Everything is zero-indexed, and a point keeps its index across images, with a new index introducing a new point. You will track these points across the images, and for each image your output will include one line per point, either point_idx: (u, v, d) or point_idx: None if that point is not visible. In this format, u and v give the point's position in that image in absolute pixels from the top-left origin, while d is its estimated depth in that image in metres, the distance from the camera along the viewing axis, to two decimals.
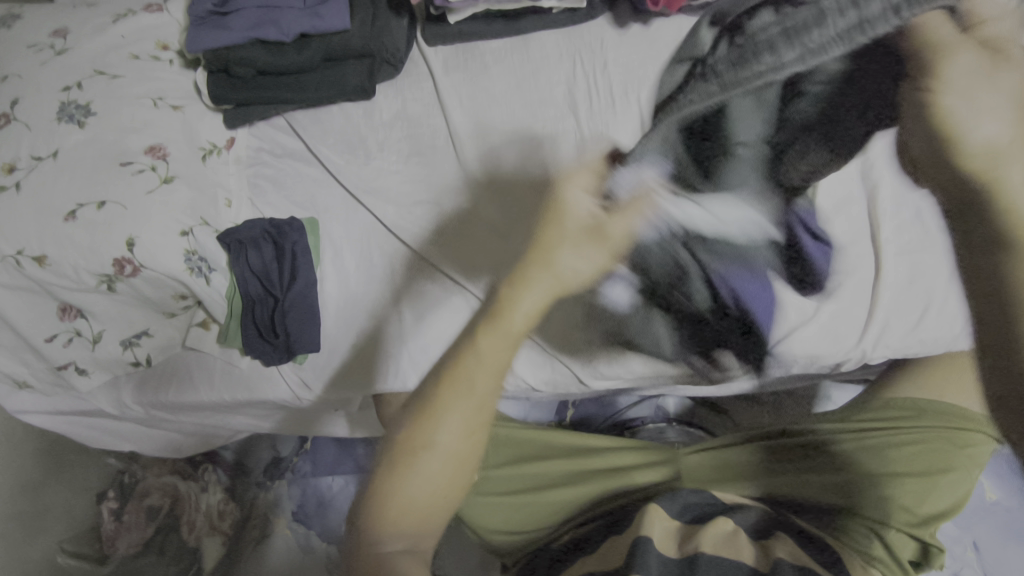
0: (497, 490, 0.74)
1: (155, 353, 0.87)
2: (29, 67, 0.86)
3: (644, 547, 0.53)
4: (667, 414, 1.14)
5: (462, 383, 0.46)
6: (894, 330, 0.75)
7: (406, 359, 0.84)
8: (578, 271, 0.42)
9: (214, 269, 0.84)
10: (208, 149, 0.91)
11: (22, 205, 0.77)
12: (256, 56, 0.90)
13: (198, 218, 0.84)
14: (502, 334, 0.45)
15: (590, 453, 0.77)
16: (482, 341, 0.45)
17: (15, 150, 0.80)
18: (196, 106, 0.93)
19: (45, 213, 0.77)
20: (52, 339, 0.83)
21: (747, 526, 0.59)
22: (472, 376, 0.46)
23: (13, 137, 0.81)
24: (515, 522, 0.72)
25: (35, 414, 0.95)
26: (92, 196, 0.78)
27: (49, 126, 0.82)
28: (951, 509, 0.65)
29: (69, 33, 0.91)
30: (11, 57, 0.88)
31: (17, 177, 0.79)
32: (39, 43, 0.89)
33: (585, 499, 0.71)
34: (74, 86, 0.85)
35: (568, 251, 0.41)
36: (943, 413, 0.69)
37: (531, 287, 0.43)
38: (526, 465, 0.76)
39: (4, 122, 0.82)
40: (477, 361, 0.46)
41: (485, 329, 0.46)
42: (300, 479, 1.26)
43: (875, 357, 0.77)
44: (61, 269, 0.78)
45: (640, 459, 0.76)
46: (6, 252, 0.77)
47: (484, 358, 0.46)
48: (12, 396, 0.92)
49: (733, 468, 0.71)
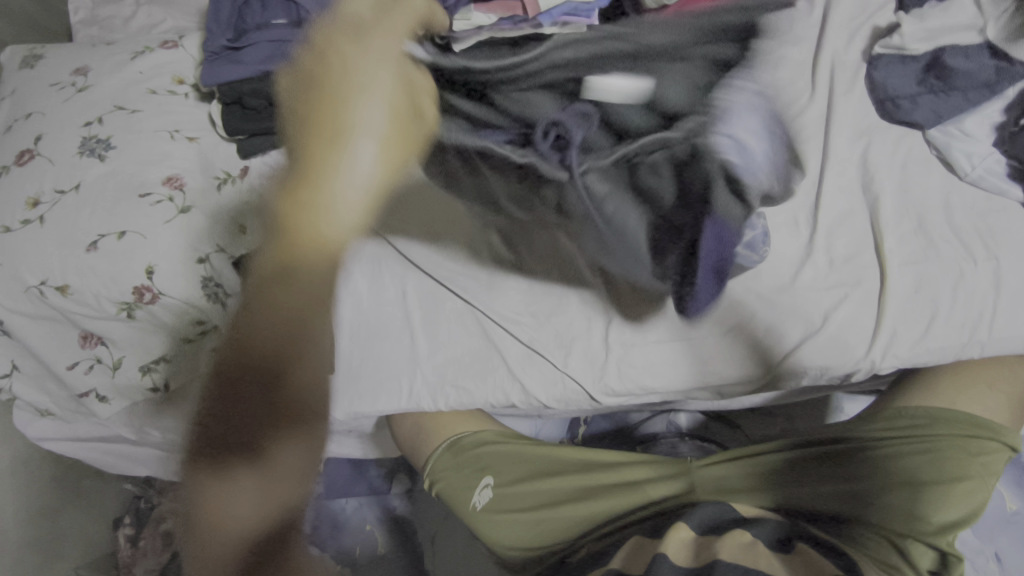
0: (511, 506, 0.74)
1: (170, 379, 0.87)
2: (53, 105, 0.90)
3: (661, 561, 0.54)
4: (679, 429, 1.13)
5: (277, 347, 0.41)
6: (903, 339, 0.72)
7: (417, 378, 0.85)
8: (370, 168, 0.40)
9: (231, 295, 0.84)
10: (223, 178, 0.92)
11: (46, 237, 0.80)
12: (269, 88, 0.92)
13: (215, 245, 0.84)
14: (310, 262, 0.40)
15: (603, 467, 0.77)
16: (285, 285, 0.40)
17: (41, 185, 0.84)
18: (211, 138, 0.94)
19: (69, 244, 0.80)
20: (73, 366, 0.85)
21: (765, 538, 0.59)
22: (280, 336, 0.41)
23: (38, 172, 0.84)
24: (530, 538, 0.72)
25: (57, 441, 0.97)
26: (113, 227, 0.81)
27: (72, 160, 0.85)
28: (962, 520, 0.62)
29: (89, 71, 0.94)
30: (35, 96, 0.92)
31: (41, 211, 0.82)
32: (62, 81, 0.93)
33: (599, 515, 0.72)
34: (95, 121, 0.89)
35: (362, 135, 0.40)
36: (954, 421, 0.68)
37: (322, 186, 0.40)
38: (540, 481, 0.76)
39: (29, 158, 0.86)
40: (293, 316, 0.41)
41: (284, 263, 0.40)
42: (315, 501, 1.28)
43: (884, 368, 0.74)
44: (83, 297, 0.80)
45: (654, 472, 0.76)
46: (31, 283, 0.80)
47: (305, 311, 0.41)
48: (35, 423, 0.94)
49: (744, 480, 0.71)
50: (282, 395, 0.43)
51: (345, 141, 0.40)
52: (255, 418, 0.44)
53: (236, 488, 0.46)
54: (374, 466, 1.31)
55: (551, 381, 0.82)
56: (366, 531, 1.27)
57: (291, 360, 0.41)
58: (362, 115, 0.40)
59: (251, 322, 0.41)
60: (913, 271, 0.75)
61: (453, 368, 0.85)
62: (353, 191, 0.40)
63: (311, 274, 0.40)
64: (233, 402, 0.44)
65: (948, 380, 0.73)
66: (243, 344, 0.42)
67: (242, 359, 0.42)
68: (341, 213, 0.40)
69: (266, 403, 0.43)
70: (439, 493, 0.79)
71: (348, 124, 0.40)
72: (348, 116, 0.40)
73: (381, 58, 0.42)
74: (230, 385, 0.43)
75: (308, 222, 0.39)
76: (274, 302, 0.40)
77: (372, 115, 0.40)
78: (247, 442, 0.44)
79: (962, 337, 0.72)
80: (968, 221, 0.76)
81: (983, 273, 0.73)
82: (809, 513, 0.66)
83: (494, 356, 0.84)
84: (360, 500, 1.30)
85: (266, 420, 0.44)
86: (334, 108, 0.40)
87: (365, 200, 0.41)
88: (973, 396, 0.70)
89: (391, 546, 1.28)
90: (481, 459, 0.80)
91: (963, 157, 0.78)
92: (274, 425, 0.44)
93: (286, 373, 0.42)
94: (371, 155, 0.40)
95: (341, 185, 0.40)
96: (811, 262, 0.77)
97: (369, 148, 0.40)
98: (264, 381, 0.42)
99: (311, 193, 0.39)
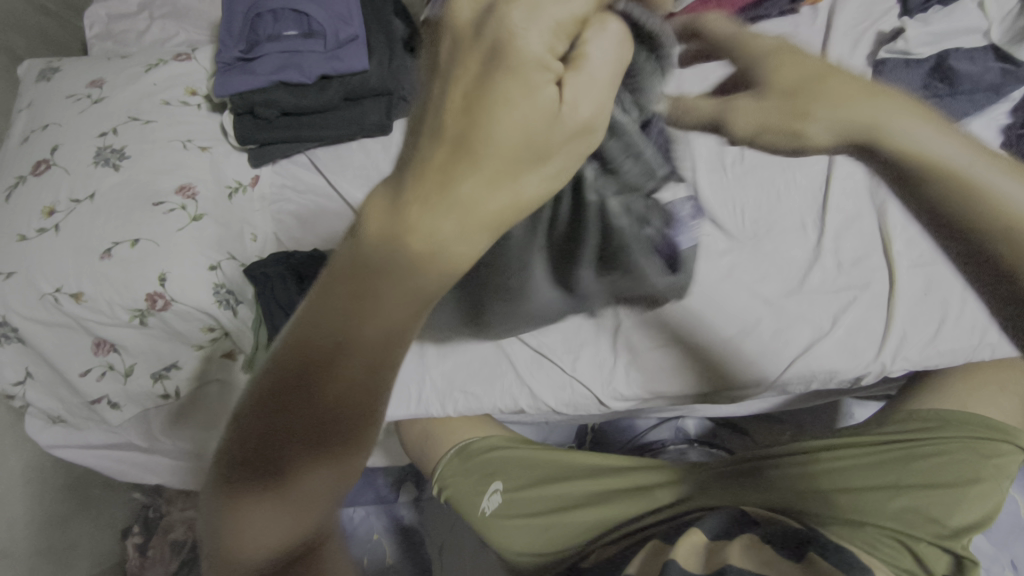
0: (522, 511, 0.74)
1: (182, 386, 0.89)
2: (68, 116, 0.92)
3: (672, 566, 0.53)
4: (687, 436, 1.14)
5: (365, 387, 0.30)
6: (913, 341, 0.72)
7: (426, 384, 0.83)
8: (524, 192, 0.28)
9: (241, 301, 0.87)
10: (234, 187, 0.96)
11: (61, 245, 0.82)
12: (280, 98, 0.95)
13: (225, 253, 0.88)
14: (417, 292, 0.29)
15: (613, 472, 0.77)
16: (382, 293, 0.28)
17: (56, 194, 0.85)
18: (222, 147, 0.97)
19: (83, 252, 0.81)
20: (86, 373, 0.86)
21: (761, 537, 0.58)
22: (370, 359, 0.29)
23: (54, 182, 0.86)
24: (541, 543, 0.72)
25: (70, 449, 0.98)
26: (126, 235, 0.82)
27: (87, 170, 0.86)
28: (981, 523, 0.62)
29: (104, 83, 0.96)
30: (52, 107, 0.94)
31: (57, 219, 0.83)
32: (77, 93, 0.95)
33: (607, 520, 0.71)
34: (109, 132, 0.90)
35: (520, 97, 0.26)
36: (968, 423, 0.68)
37: (475, 165, 0.26)
38: (548, 486, 0.76)
39: (45, 168, 0.87)
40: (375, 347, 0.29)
41: (384, 263, 0.28)
42: None
43: (894, 371, 0.73)
44: (96, 304, 0.81)
45: (663, 477, 0.75)
46: (45, 290, 0.81)
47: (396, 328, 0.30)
48: (47, 430, 0.95)
49: (756, 483, 0.71)
50: (356, 421, 0.30)
51: (480, 153, 0.26)
52: (315, 443, 0.31)
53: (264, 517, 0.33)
54: (383, 475, 1.31)
55: (560, 384, 0.82)
56: (375, 541, 1.26)
57: (373, 394, 0.30)
58: (509, 126, 0.26)
59: (331, 330, 0.28)
60: (924, 274, 0.74)
61: (462, 372, 0.84)
62: (480, 198, 0.27)
63: (422, 287, 0.29)
64: (283, 420, 0.30)
65: (961, 383, 0.72)
66: (308, 345, 0.29)
67: (301, 372, 0.29)
68: (445, 218, 0.27)
69: (336, 438, 0.31)
70: (448, 499, 0.79)
71: (509, 105, 0.26)
72: (491, 128, 0.26)
73: (534, 63, 0.26)
74: (274, 396, 0.30)
75: (415, 236, 0.27)
76: (362, 315, 0.28)
77: (549, 102, 0.27)
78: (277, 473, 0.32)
79: (973, 340, 0.70)
80: None
81: None
82: (813, 511, 0.65)
83: (502, 361, 0.83)
84: (368, 510, 1.29)
85: (325, 452, 0.31)
86: (506, 73, 0.26)
87: (502, 206, 0.28)
88: (986, 398, 0.70)
89: (400, 556, 1.27)
90: (491, 465, 0.80)
91: (975, 158, 0.76)
92: (320, 457, 0.31)
93: (320, 380, 0.29)
94: (514, 185, 0.28)
95: (477, 185, 0.27)
96: (819, 265, 0.78)
97: (533, 108, 0.26)
98: (336, 413, 0.30)
99: (439, 211, 0.27)
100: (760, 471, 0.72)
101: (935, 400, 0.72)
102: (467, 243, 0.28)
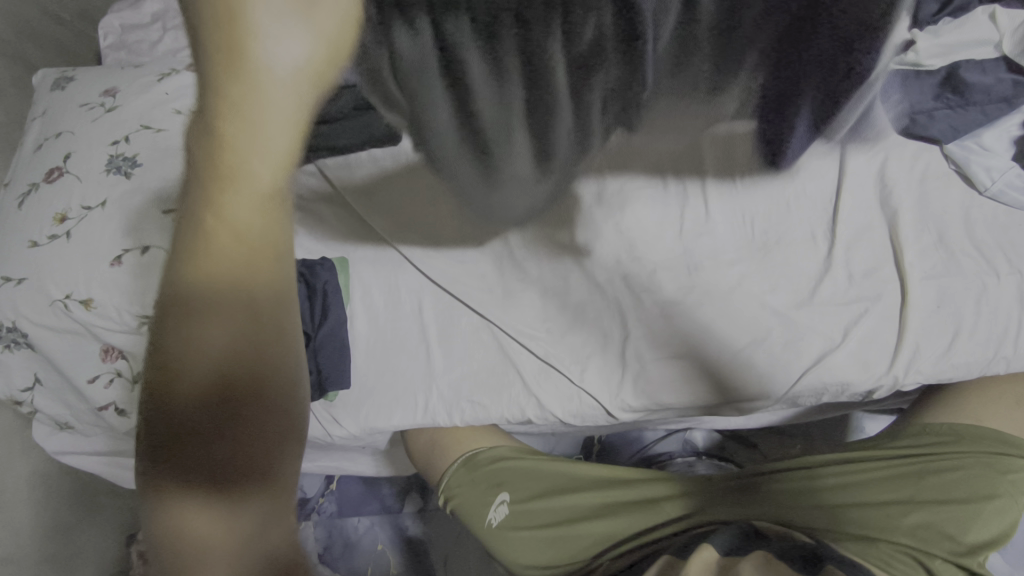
0: (528, 523, 0.74)
1: None
2: (82, 124, 0.93)
3: None
4: (696, 448, 1.12)
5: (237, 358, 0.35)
6: (927, 352, 0.71)
7: (433, 394, 0.84)
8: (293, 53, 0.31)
9: None
10: None
11: (72, 251, 0.82)
12: None
13: None
14: (247, 280, 0.35)
15: (622, 484, 0.77)
16: (209, 284, 0.35)
17: (68, 202, 0.86)
18: None
19: (94, 258, 0.82)
20: (94, 379, 0.86)
21: (774, 552, 0.57)
22: (234, 347, 0.35)
23: (66, 190, 0.87)
24: (547, 556, 0.71)
25: (76, 455, 0.98)
26: (137, 242, 0.83)
27: (99, 177, 0.87)
28: (997, 540, 0.60)
29: (117, 92, 0.98)
30: (66, 115, 0.95)
31: (68, 226, 0.84)
32: (91, 102, 0.96)
33: (613, 533, 0.71)
34: (122, 140, 0.91)
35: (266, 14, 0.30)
36: (980, 439, 0.67)
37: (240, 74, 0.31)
38: (554, 497, 0.75)
39: (58, 175, 0.88)
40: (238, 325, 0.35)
41: (210, 253, 0.34)
42: (326, 521, 1.28)
43: (907, 384, 0.72)
44: (105, 310, 0.82)
45: (670, 489, 0.75)
46: (56, 296, 0.81)
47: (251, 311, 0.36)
48: (54, 437, 0.95)
49: (768, 496, 0.70)
50: (232, 401, 0.35)
51: (247, 127, 0.32)
52: (225, 454, 0.36)
53: (208, 529, 0.36)
54: (387, 484, 1.30)
55: (567, 395, 0.81)
56: (378, 551, 1.27)
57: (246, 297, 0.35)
58: (272, 88, 0.32)
59: (188, 337, 0.35)
60: (934, 285, 0.74)
61: (468, 383, 0.84)
62: (265, 152, 0.33)
63: (246, 271, 0.35)
64: (187, 431, 0.35)
65: (973, 400, 0.72)
66: (176, 361, 0.35)
67: (179, 385, 0.35)
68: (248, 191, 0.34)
69: (234, 426, 0.35)
70: (453, 509, 0.79)
71: (264, 77, 0.32)
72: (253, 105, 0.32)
73: None
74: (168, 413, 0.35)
75: (221, 228, 0.34)
76: (217, 305, 0.35)
77: (286, 50, 0.31)
78: (213, 486, 0.36)
79: (987, 353, 0.70)
80: (991, 236, 0.76)
81: (1007, 288, 0.73)
82: (822, 525, 0.64)
83: (509, 372, 0.84)
84: (372, 519, 1.29)
85: (248, 447, 0.36)
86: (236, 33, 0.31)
87: (287, 155, 0.34)
88: (999, 412, 0.70)
89: (404, 567, 1.26)
90: (497, 474, 0.79)
91: (982, 172, 0.77)
92: (250, 453, 0.36)
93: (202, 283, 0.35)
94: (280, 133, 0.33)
95: (243, 138, 0.32)
96: (829, 277, 0.77)
97: None
98: (219, 399, 0.35)
99: (233, 189, 0.33)
100: (768, 485, 0.71)
101: (947, 415, 0.71)
102: (269, 217, 0.35)
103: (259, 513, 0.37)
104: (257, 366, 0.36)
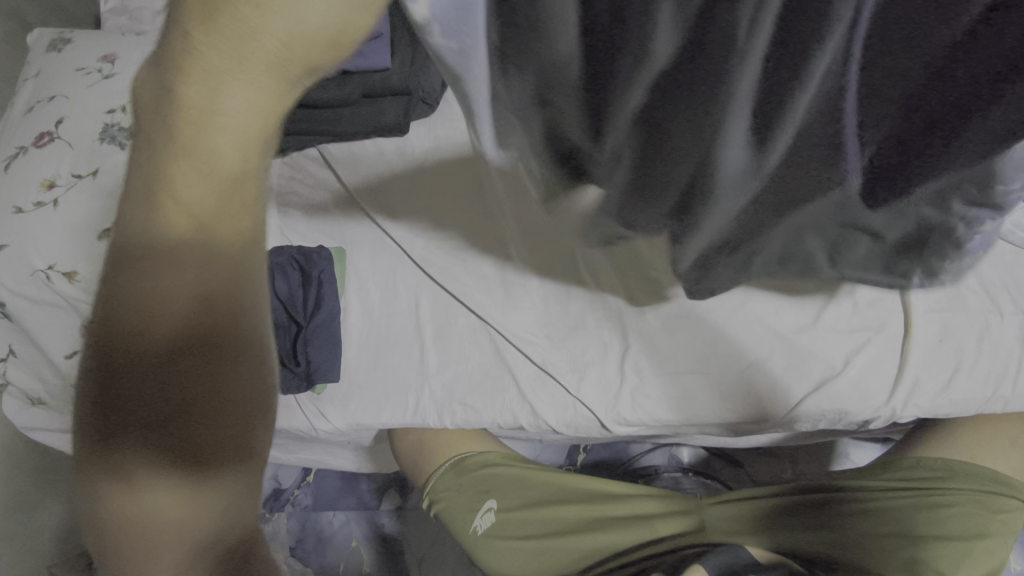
0: (517, 533, 0.72)
1: None
2: (77, 89, 0.89)
3: None
4: (681, 463, 1.12)
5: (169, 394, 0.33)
6: (926, 389, 0.71)
7: (424, 394, 0.83)
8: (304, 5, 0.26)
9: None
10: None
11: (60, 221, 0.79)
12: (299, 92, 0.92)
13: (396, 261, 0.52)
14: (206, 225, 0.31)
15: (608, 498, 0.76)
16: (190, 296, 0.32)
17: (57, 168, 0.82)
18: None
19: (82, 230, 0.79)
20: (71, 355, 0.82)
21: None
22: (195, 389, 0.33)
23: (56, 156, 0.83)
24: (530, 569, 0.70)
25: (45, 431, 0.93)
26: None
27: (91, 145, 0.84)
28: None
29: (116, 59, 0.94)
30: (60, 79, 0.91)
31: (56, 194, 0.81)
32: (88, 67, 0.93)
33: (602, 548, 0.69)
34: (118, 109, 0.88)
35: None
36: (975, 476, 0.67)
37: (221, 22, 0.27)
38: (544, 508, 0.74)
39: (48, 140, 0.85)
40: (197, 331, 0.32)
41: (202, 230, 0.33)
42: (300, 513, 1.27)
43: (904, 416, 0.72)
44: (89, 285, 0.79)
45: (662, 507, 0.74)
46: (37, 267, 0.78)
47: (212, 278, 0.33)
48: (23, 412, 0.91)
49: (759, 520, 0.69)
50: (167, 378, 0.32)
51: (212, 79, 0.28)
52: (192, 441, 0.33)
53: (173, 508, 0.34)
54: (366, 480, 1.28)
55: (562, 406, 0.80)
56: (353, 547, 1.25)
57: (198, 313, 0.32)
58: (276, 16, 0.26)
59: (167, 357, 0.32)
60: (936, 320, 0.74)
61: (462, 385, 0.82)
62: (231, 128, 0.29)
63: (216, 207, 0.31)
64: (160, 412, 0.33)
65: (969, 437, 0.71)
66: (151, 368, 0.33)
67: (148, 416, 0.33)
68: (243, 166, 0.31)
69: (194, 379, 0.32)
70: (438, 513, 0.77)
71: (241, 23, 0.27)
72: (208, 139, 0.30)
73: None
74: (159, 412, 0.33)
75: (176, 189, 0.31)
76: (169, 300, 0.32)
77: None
78: (190, 455, 0.33)
79: (986, 392, 0.70)
80: (999, 274, 0.75)
81: (1010, 328, 0.72)
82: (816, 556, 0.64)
83: (505, 379, 0.82)
84: (349, 515, 1.28)
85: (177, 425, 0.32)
86: (233, 2, 0.26)
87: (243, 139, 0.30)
88: (994, 451, 0.70)
89: (378, 565, 1.25)
90: (484, 481, 0.77)
91: None
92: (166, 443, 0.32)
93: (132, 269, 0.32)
94: (248, 92, 0.28)
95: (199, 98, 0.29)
96: (834, 304, 0.76)
97: None
98: (187, 349, 0.32)
99: (191, 93, 0.29)
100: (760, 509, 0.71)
101: (942, 460, 0.69)
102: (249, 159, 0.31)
103: (232, 488, 0.34)
104: (218, 321, 0.32)
